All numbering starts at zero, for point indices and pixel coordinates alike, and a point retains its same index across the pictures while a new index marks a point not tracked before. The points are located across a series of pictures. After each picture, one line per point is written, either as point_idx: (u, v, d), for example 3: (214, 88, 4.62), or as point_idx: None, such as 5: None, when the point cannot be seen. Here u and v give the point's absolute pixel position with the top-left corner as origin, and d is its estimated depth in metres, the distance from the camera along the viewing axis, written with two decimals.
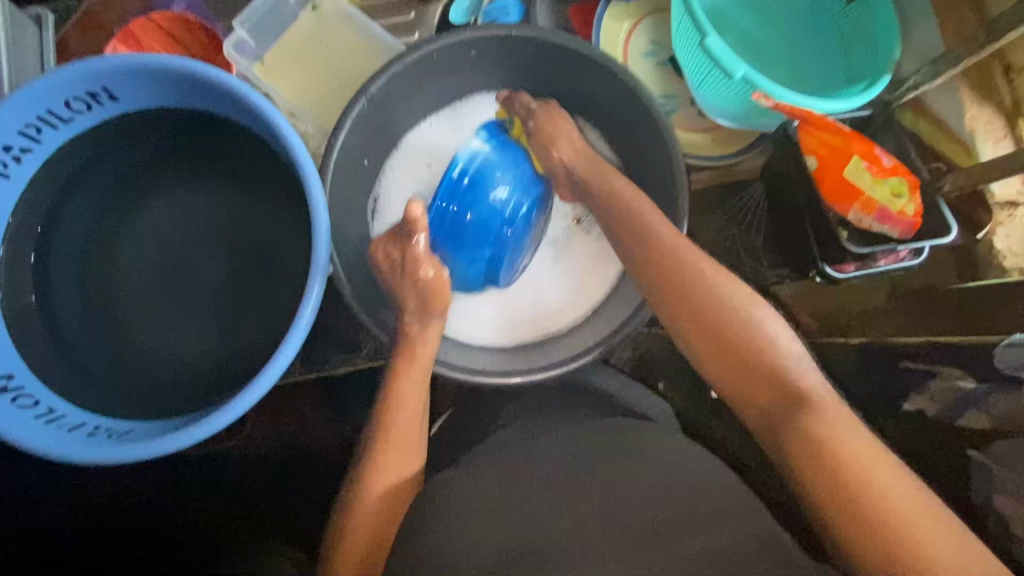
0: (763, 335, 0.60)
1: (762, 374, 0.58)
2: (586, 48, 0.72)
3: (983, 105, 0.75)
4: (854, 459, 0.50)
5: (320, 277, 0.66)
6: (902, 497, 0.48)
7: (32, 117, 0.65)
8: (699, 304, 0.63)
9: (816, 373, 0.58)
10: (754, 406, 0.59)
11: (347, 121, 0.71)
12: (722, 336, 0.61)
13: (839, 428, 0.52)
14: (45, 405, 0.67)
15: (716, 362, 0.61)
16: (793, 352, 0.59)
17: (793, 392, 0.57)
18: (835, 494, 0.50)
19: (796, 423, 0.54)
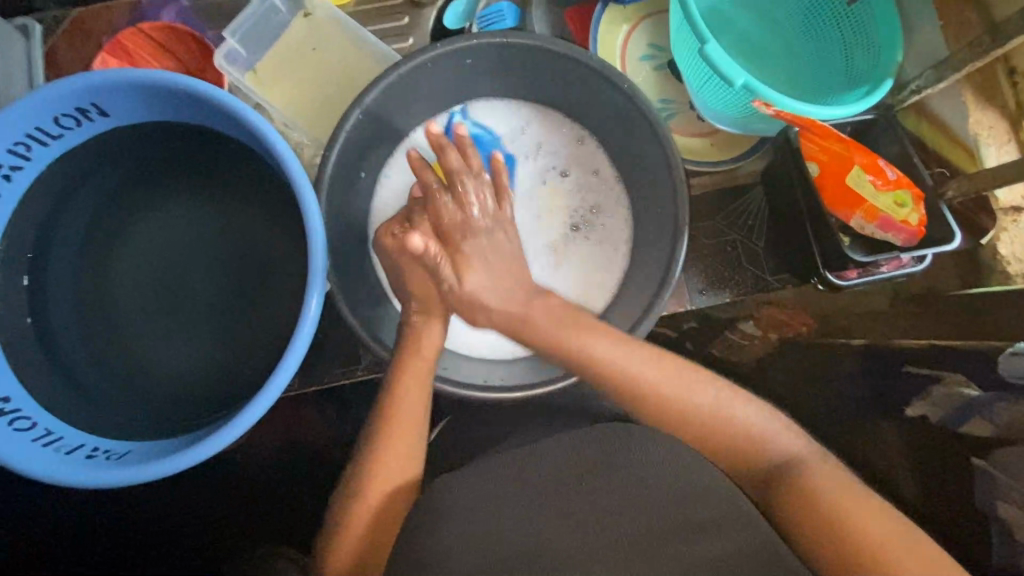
0: (728, 416, 0.64)
1: (742, 454, 0.63)
2: (583, 56, 0.71)
3: (987, 109, 0.75)
4: (839, 505, 0.56)
5: (316, 295, 0.65)
6: (886, 530, 0.54)
7: (21, 135, 0.64)
8: (666, 401, 0.65)
9: (787, 435, 0.64)
10: (743, 489, 0.64)
11: (341, 136, 0.70)
12: (699, 437, 0.64)
13: (821, 484, 0.59)
14: (42, 427, 0.66)
15: (704, 447, 0.64)
16: (755, 418, 0.64)
17: (772, 463, 0.62)
18: (832, 543, 0.55)
19: (782, 482, 0.60)
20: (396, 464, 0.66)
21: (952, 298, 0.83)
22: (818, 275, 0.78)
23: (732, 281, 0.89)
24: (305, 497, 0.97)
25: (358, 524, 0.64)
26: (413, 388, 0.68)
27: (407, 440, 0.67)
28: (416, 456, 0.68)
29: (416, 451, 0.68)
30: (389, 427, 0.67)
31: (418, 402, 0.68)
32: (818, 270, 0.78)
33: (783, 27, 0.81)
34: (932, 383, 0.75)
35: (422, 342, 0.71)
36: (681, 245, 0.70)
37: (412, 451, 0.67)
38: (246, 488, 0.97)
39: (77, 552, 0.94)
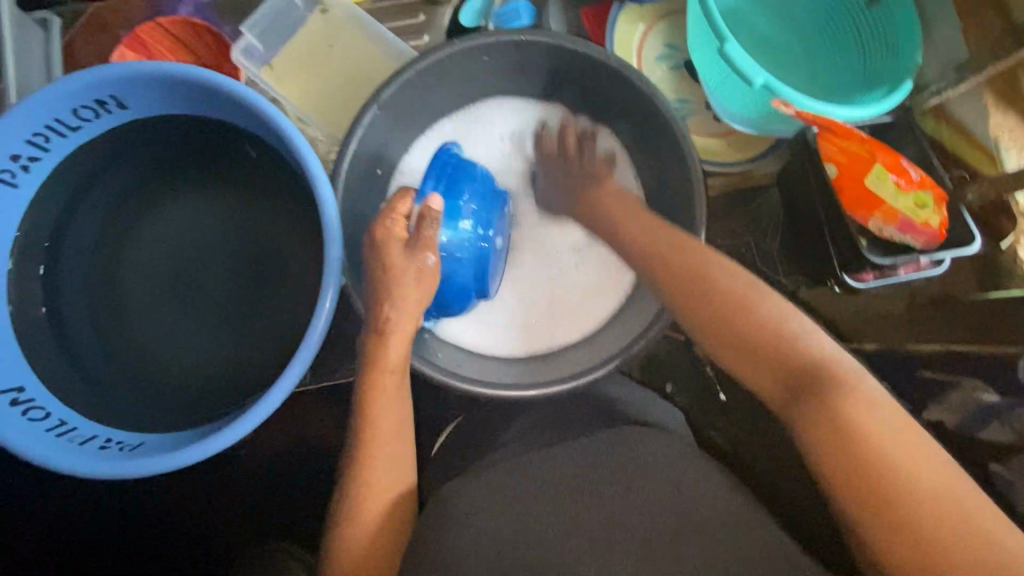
0: (775, 319, 0.57)
1: (772, 354, 0.55)
2: (602, 54, 0.71)
3: (1008, 112, 0.72)
4: (868, 431, 0.49)
5: (332, 289, 0.64)
6: (916, 463, 0.47)
7: (41, 126, 0.64)
8: (699, 289, 0.61)
9: (836, 349, 0.55)
10: (765, 390, 0.56)
11: (358, 130, 0.69)
12: (728, 327, 0.57)
13: (859, 407, 0.50)
14: (56, 418, 0.66)
15: (724, 350, 0.58)
16: (803, 328, 0.56)
17: (812, 368, 0.53)
18: (847, 465, 0.48)
19: (810, 402, 0.52)
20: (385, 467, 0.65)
21: (972, 303, 0.79)
22: (835, 278, 0.78)
23: (747, 283, 0.89)
24: (312, 492, 0.97)
25: (363, 532, 0.62)
26: (387, 398, 0.67)
27: (395, 449, 0.66)
28: (406, 463, 0.67)
29: (404, 460, 0.67)
30: (372, 436, 0.66)
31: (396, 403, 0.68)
32: (835, 273, 0.78)
33: (801, 28, 0.81)
34: (949, 388, 0.77)
35: None
36: (698, 241, 0.69)
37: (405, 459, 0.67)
38: (254, 483, 0.97)
39: (85, 544, 0.95)
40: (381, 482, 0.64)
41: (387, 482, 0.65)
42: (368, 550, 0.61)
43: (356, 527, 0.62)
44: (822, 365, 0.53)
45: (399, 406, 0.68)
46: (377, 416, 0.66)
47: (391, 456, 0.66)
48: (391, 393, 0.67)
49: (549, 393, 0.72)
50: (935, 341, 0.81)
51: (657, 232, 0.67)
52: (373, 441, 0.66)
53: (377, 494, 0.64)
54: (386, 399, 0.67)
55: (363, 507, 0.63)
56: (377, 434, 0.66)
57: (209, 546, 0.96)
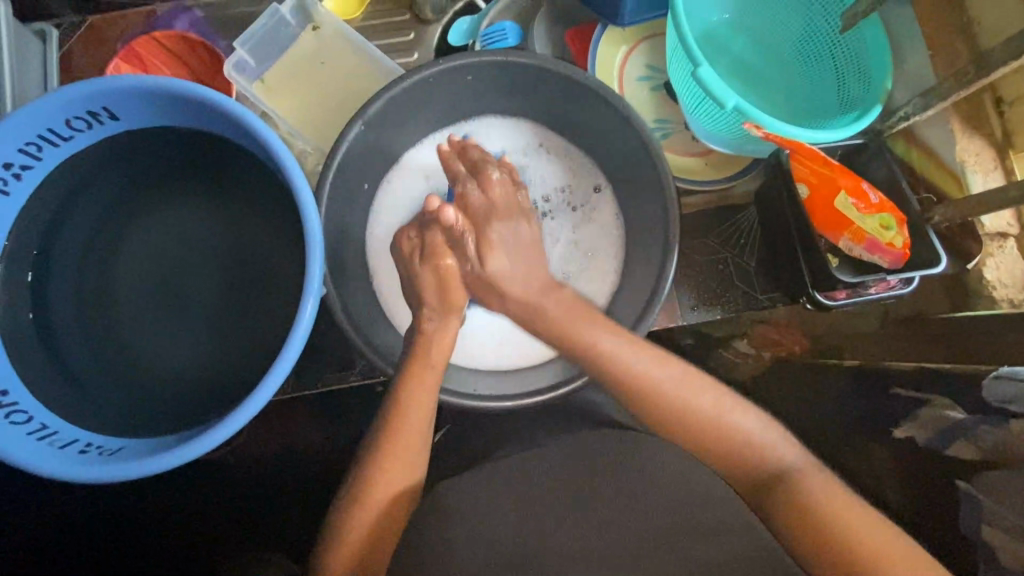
0: (732, 427, 0.64)
1: (744, 462, 0.63)
2: (580, 75, 0.73)
3: (975, 137, 0.75)
4: (831, 512, 0.57)
5: (312, 299, 0.66)
6: (885, 539, 0.54)
7: (33, 136, 0.66)
8: (670, 405, 0.65)
9: (785, 441, 0.64)
10: (737, 489, 0.64)
11: (343, 146, 0.72)
12: (696, 432, 0.64)
13: (816, 493, 0.59)
14: (38, 421, 0.67)
15: (702, 450, 0.65)
16: (761, 430, 0.64)
17: (774, 468, 0.62)
18: (822, 543, 0.56)
19: (785, 489, 0.60)
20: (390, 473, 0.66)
21: (940, 322, 0.83)
22: (807, 295, 0.80)
23: (723, 298, 0.90)
24: (298, 502, 0.98)
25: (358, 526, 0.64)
26: (419, 398, 0.67)
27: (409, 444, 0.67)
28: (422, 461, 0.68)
29: (415, 461, 0.67)
30: (394, 433, 0.67)
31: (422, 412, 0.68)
32: (807, 290, 0.79)
33: (777, 52, 0.83)
34: (919, 405, 0.76)
35: (440, 332, 0.71)
36: (671, 259, 0.71)
37: (412, 461, 0.67)
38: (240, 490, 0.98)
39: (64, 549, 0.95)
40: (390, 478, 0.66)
41: (394, 480, 0.66)
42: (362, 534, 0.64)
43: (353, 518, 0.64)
44: (783, 462, 0.62)
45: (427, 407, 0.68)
46: (403, 412, 0.67)
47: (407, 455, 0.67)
48: (424, 391, 0.68)
49: (528, 404, 0.73)
50: (909, 359, 0.82)
51: (622, 351, 0.66)
52: (392, 439, 0.66)
53: (381, 490, 0.65)
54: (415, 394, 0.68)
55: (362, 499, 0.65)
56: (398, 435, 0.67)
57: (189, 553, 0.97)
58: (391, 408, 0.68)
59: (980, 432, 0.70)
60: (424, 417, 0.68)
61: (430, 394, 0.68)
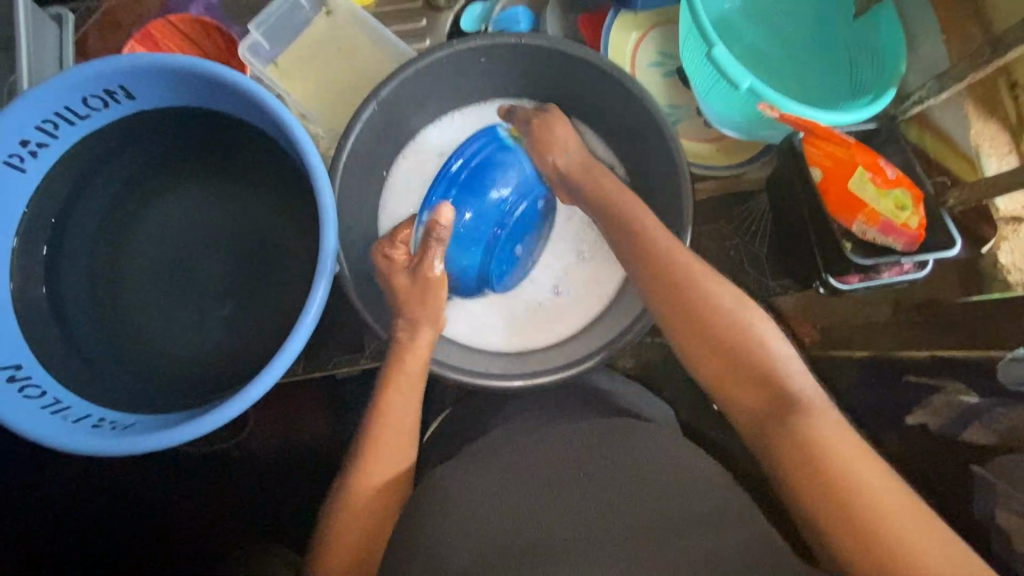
0: (756, 334, 0.59)
1: (755, 371, 0.58)
2: (594, 57, 0.73)
3: (988, 120, 0.75)
4: (838, 458, 0.50)
5: (325, 278, 0.66)
6: (888, 495, 0.48)
7: (49, 113, 0.67)
8: (694, 307, 0.62)
9: (807, 379, 0.57)
10: (740, 413, 0.58)
11: (357, 124, 0.72)
12: (722, 342, 0.59)
13: (827, 430, 0.52)
14: (51, 396, 0.68)
15: (710, 360, 0.60)
16: (791, 364, 0.58)
17: (786, 396, 0.56)
18: (823, 485, 0.49)
19: (790, 424, 0.53)
20: (387, 459, 0.67)
21: (954, 306, 0.81)
22: (820, 279, 0.79)
23: (734, 283, 0.89)
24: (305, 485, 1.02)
25: (354, 518, 0.64)
26: (404, 391, 0.70)
27: (405, 434, 0.69)
28: (406, 455, 0.69)
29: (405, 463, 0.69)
30: (384, 418, 0.69)
31: (410, 401, 0.70)
32: (820, 274, 0.79)
33: (791, 39, 0.84)
34: (933, 392, 0.76)
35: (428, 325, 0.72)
36: (684, 239, 0.71)
37: (401, 452, 0.68)
38: (251, 476, 1.02)
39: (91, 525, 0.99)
40: (383, 466, 0.67)
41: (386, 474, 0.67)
42: (364, 527, 0.64)
43: (354, 512, 0.64)
44: (797, 391, 0.56)
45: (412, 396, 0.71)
46: (393, 396, 0.70)
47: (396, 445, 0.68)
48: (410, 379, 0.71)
49: (539, 382, 0.73)
50: (920, 347, 0.81)
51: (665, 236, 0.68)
52: (381, 427, 0.68)
53: (369, 481, 0.66)
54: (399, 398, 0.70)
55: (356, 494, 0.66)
56: (385, 429, 0.68)
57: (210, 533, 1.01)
58: (378, 398, 0.70)
59: (996, 415, 0.70)
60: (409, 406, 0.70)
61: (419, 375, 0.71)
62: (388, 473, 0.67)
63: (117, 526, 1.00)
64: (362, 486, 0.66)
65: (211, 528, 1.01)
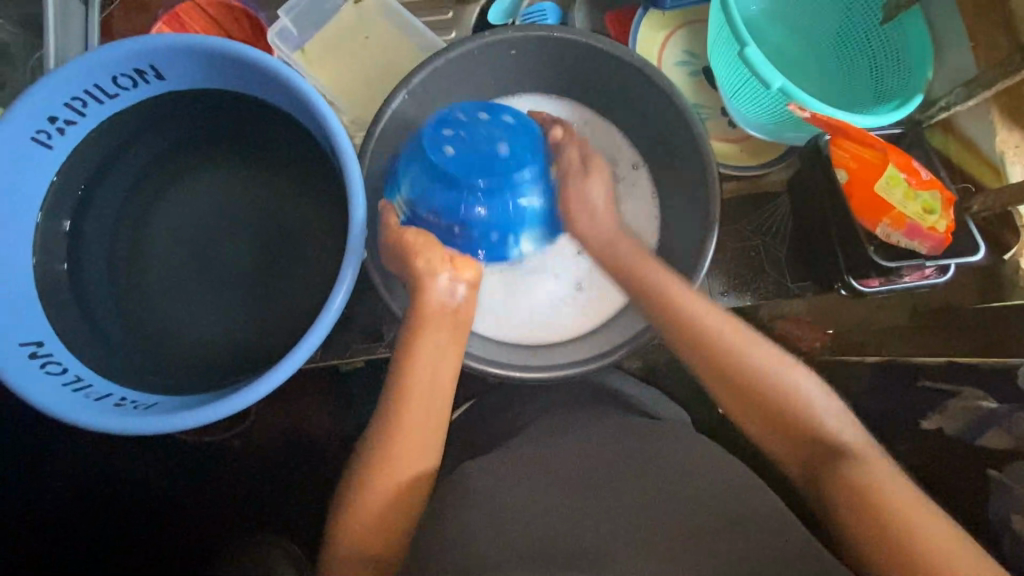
0: (790, 385, 0.63)
1: (790, 421, 0.62)
2: (626, 54, 0.73)
3: (1014, 128, 0.75)
4: (880, 492, 0.54)
5: (354, 263, 0.66)
6: (933, 527, 0.51)
7: (79, 90, 0.67)
8: (716, 355, 0.66)
9: (852, 427, 0.61)
10: (792, 466, 0.62)
11: (387, 112, 0.72)
12: (751, 389, 0.64)
13: (881, 480, 0.55)
14: (72, 373, 0.68)
15: (750, 422, 0.65)
16: (829, 409, 0.62)
17: (833, 445, 0.59)
18: (880, 545, 0.51)
19: (841, 473, 0.57)
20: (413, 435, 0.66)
21: (973, 312, 0.83)
22: (841, 282, 0.80)
23: (753, 284, 0.89)
24: (318, 472, 1.03)
25: (373, 497, 0.63)
26: (428, 363, 0.68)
27: (427, 413, 0.67)
28: (432, 430, 0.67)
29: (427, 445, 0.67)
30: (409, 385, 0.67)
31: (437, 371, 0.68)
32: (842, 277, 0.79)
33: (818, 42, 0.84)
34: (949, 397, 0.77)
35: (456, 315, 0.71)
36: (711, 238, 0.72)
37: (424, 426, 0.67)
38: (264, 462, 1.03)
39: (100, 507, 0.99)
40: (407, 440, 0.66)
41: (406, 459, 0.65)
42: (379, 510, 0.63)
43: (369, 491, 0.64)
44: (844, 443, 0.59)
45: (435, 374, 0.68)
46: (416, 371, 0.68)
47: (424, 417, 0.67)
48: (432, 348, 0.69)
49: (562, 375, 0.73)
50: (936, 354, 0.82)
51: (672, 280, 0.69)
52: (407, 397, 0.67)
53: (394, 464, 0.65)
54: (418, 373, 0.68)
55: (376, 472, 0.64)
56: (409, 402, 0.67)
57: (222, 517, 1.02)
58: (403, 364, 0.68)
59: (1017, 418, 0.70)
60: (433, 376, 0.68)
61: (443, 341, 0.69)
62: (414, 446, 0.66)
63: (130, 508, 1.00)
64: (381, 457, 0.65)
65: (226, 510, 1.02)
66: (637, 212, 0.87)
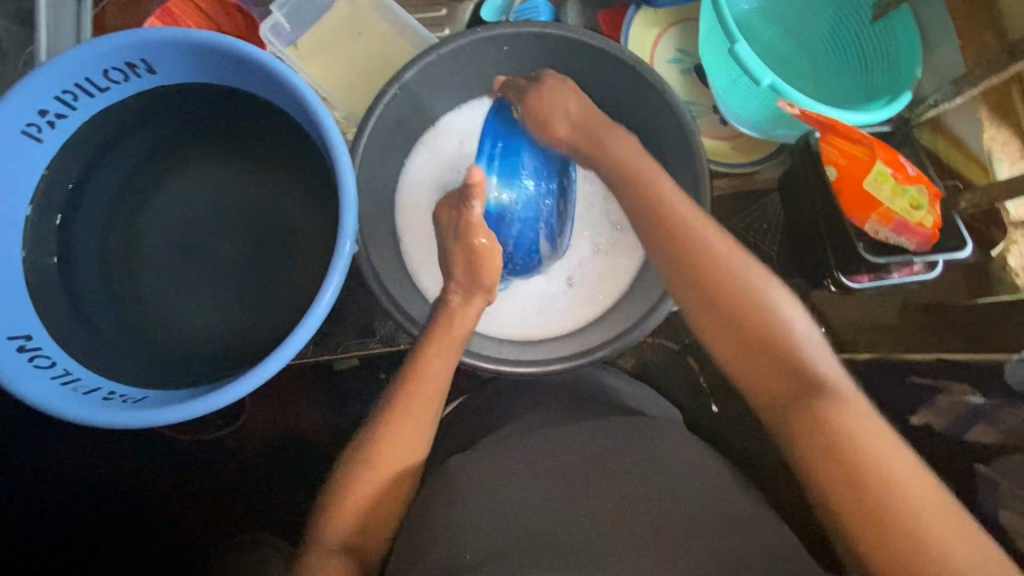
0: (783, 317, 0.60)
1: (776, 354, 0.59)
2: (619, 50, 0.74)
3: (1001, 127, 0.75)
4: (856, 436, 0.52)
5: (344, 257, 0.66)
6: (899, 464, 0.50)
7: (70, 83, 0.66)
8: (714, 291, 0.62)
9: (833, 365, 0.58)
10: (762, 395, 0.60)
11: (379, 106, 0.72)
12: (752, 330, 0.60)
13: (858, 421, 0.53)
14: (62, 367, 0.67)
15: (733, 355, 0.61)
16: (811, 346, 0.59)
17: (812, 381, 0.57)
18: (848, 485, 0.51)
19: (814, 408, 0.55)
20: (411, 428, 0.66)
21: (963, 309, 0.80)
22: (831, 277, 0.80)
23: None
24: (311, 467, 1.03)
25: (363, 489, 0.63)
26: (439, 362, 0.68)
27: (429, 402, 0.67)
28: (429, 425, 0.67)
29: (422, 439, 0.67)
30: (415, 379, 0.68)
31: (443, 367, 0.68)
32: (832, 272, 0.80)
33: (809, 40, 0.85)
34: (938, 393, 0.79)
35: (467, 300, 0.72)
36: None
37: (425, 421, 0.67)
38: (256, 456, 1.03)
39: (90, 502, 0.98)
40: (405, 433, 0.65)
41: (403, 448, 0.65)
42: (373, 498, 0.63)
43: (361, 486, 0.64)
44: (826, 380, 0.57)
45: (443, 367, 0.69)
46: (427, 365, 0.68)
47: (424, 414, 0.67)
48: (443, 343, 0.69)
49: (555, 370, 0.74)
50: (924, 350, 0.82)
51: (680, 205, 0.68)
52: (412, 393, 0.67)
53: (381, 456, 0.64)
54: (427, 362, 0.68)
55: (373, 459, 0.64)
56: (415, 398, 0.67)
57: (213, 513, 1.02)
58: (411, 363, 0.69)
59: (1001, 414, 0.73)
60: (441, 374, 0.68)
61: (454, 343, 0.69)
62: (411, 443, 0.66)
63: (120, 503, 1.00)
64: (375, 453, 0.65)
65: (217, 506, 1.02)
66: None
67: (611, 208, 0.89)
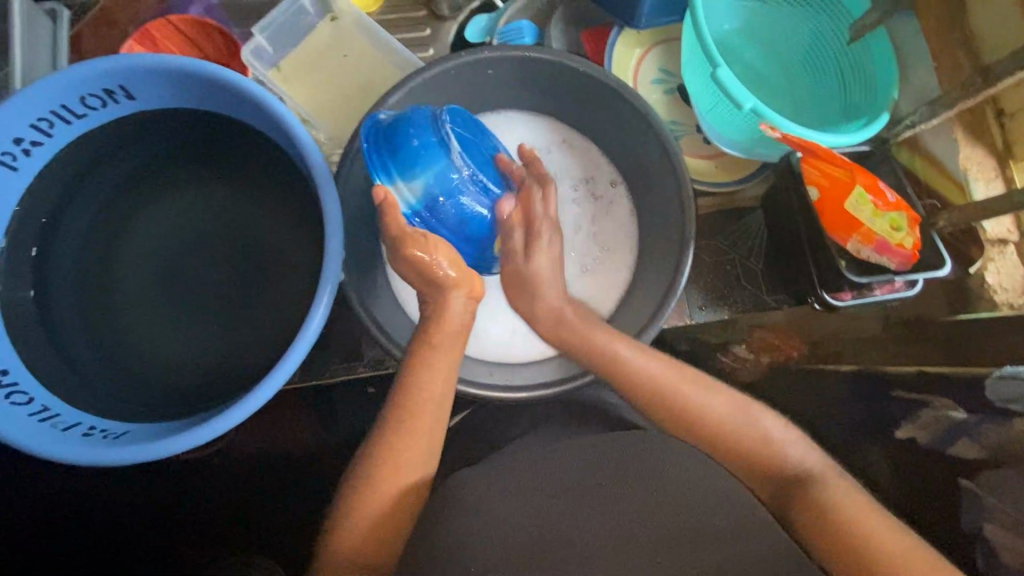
0: (751, 423, 0.68)
1: (760, 461, 0.66)
2: (602, 74, 0.74)
3: (977, 146, 0.80)
4: (844, 511, 0.59)
5: (330, 287, 0.64)
6: (908, 551, 0.55)
7: (46, 111, 0.65)
8: (670, 398, 0.69)
9: (805, 449, 0.67)
10: (763, 496, 0.66)
11: (360, 136, 0.72)
12: (716, 439, 0.67)
13: (838, 495, 0.61)
14: (39, 403, 0.66)
15: (732, 470, 0.67)
16: (787, 437, 0.67)
17: (794, 470, 0.65)
18: (847, 549, 0.57)
19: (806, 495, 0.62)
20: (413, 451, 0.64)
21: (940, 323, 0.86)
22: (815, 295, 0.81)
23: (730, 298, 0.94)
24: (302, 491, 1.01)
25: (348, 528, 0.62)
26: (437, 377, 0.67)
27: (432, 420, 0.66)
28: (431, 451, 0.66)
29: (433, 453, 0.66)
30: (409, 399, 0.66)
31: (446, 380, 0.67)
32: (815, 290, 0.81)
33: (789, 61, 0.86)
34: (920, 406, 0.77)
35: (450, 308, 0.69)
36: (687, 255, 0.73)
37: (425, 441, 0.65)
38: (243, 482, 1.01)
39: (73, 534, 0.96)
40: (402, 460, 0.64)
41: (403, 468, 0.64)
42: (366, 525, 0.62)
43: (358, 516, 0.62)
44: (805, 465, 0.65)
45: (446, 389, 0.68)
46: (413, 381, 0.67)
47: (424, 432, 0.65)
48: (446, 365, 0.68)
49: (543, 394, 0.73)
50: (908, 364, 0.83)
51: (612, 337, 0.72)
52: (409, 411, 0.66)
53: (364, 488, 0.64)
54: (436, 376, 0.67)
55: (375, 482, 0.63)
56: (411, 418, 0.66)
57: (199, 543, 1.00)
58: (403, 382, 0.67)
59: (984, 430, 0.71)
60: (442, 390, 0.67)
61: (455, 349, 0.69)
62: (411, 468, 0.64)
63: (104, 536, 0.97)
64: (366, 486, 0.63)
65: (203, 535, 1.00)
66: (616, 229, 0.87)
67: (598, 227, 0.88)
